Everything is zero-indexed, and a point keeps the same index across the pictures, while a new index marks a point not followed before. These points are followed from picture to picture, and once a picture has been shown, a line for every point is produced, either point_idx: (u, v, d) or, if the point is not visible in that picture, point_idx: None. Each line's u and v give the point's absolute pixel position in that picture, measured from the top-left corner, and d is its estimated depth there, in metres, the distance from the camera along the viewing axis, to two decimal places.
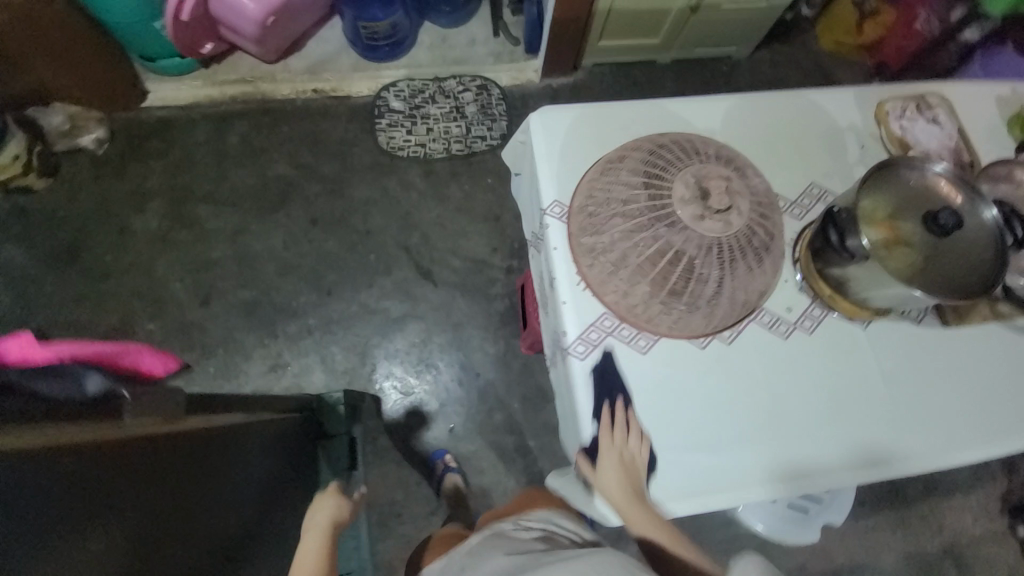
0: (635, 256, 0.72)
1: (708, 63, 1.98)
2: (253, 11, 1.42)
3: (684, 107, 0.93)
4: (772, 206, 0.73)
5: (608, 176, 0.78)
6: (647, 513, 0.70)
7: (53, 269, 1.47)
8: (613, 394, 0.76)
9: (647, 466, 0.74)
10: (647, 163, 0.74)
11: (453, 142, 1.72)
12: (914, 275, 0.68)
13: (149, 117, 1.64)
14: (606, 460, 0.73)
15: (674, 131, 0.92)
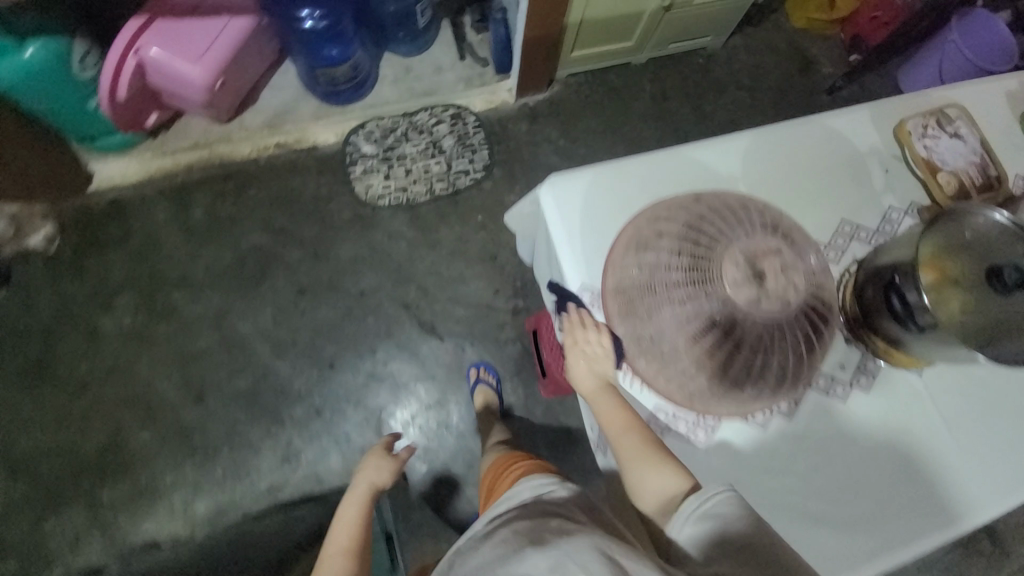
0: (690, 347, 0.67)
1: (683, 57, 1.88)
2: (199, 76, 1.26)
3: (698, 153, 0.85)
4: (826, 274, 0.71)
5: (642, 251, 0.72)
6: (612, 403, 0.74)
7: (25, 388, 1.35)
8: (567, 301, 0.80)
9: (615, 357, 0.75)
10: (684, 238, 0.69)
11: (436, 181, 1.63)
12: (981, 334, 0.65)
13: (100, 202, 1.50)
14: (572, 354, 0.77)
15: (693, 180, 0.84)
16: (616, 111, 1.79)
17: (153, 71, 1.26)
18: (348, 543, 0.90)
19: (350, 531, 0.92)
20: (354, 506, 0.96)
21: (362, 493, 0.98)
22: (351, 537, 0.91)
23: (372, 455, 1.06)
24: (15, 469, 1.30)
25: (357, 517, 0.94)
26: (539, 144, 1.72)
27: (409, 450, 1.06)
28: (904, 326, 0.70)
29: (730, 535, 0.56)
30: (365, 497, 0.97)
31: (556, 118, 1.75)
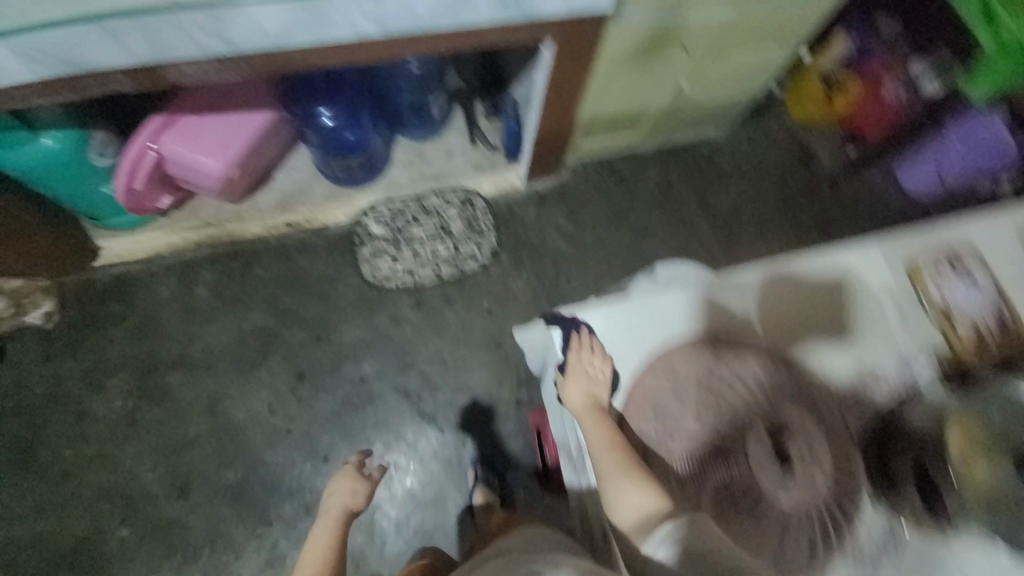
0: (723, 507, 0.78)
1: (688, 147, 1.92)
2: (215, 168, 1.29)
3: (713, 290, 0.87)
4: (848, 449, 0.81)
5: (664, 407, 0.83)
6: (600, 422, 0.82)
7: (4, 474, 1.29)
8: (577, 326, 0.86)
9: (611, 384, 0.84)
10: (709, 403, 0.82)
11: (443, 265, 1.63)
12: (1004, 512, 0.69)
13: (104, 277, 1.48)
14: (573, 371, 0.85)
15: (708, 320, 0.85)
16: (622, 198, 1.81)
17: (170, 163, 1.28)
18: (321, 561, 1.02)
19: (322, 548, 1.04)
20: (327, 527, 1.07)
21: (338, 511, 1.09)
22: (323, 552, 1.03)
23: (344, 474, 1.14)
24: None
25: (329, 540, 1.05)
26: (546, 230, 1.73)
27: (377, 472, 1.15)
28: (931, 508, 0.77)
29: (687, 548, 0.64)
30: (341, 516, 1.08)
31: (563, 204, 1.77)
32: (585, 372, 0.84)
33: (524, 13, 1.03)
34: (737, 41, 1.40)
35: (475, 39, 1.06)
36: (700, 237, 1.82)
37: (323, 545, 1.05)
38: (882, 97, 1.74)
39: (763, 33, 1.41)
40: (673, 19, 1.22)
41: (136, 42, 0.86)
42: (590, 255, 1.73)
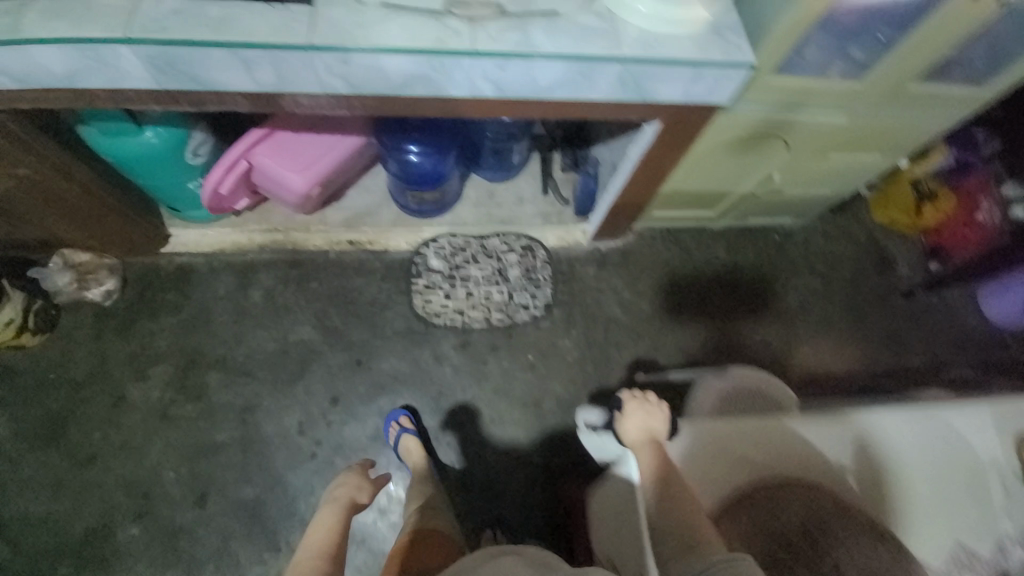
0: None
1: (761, 231, 1.85)
2: (299, 184, 1.30)
3: (821, 429, 0.92)
4: None
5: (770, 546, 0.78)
6: (657, 458, 0.88)
7: (33, 447, 1.28)
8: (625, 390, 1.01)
9: (670, 422, 0.93)
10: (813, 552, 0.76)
11: (494, 310, 1.60)
12: None
13: (168, 264, 1.51)
14: (630, 408, 0.94)
15: (816, 457, 0.91)
16: (684, 272, 1.76)
17: (258, 173, 1.29)
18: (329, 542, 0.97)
19: (326, 532, 0.99)
20: (333, 513, 1.04)
21: (341, 505, 1.08)
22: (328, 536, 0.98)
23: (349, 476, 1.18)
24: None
25: (336, 521, 1.03)
26: (602, 292, 1.69)
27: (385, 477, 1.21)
28: None
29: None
30: (342, 510, 1.06)
31: (624, 268, 1.73)
32: (644, 409, 0.94)
33: (639, 95, 1.01)
34: (840, 144, 1.35)
35: (584, 110, 1.05)
36: (761, 327, 1.74)
37: (331, 521, 1.03)
38: (976, 217, 1.67)
39: (869, 140, 1.36)
40: (784, 116, 1.18)
41: (265, 67, 0.86)
42: (643, 326, 1.68)
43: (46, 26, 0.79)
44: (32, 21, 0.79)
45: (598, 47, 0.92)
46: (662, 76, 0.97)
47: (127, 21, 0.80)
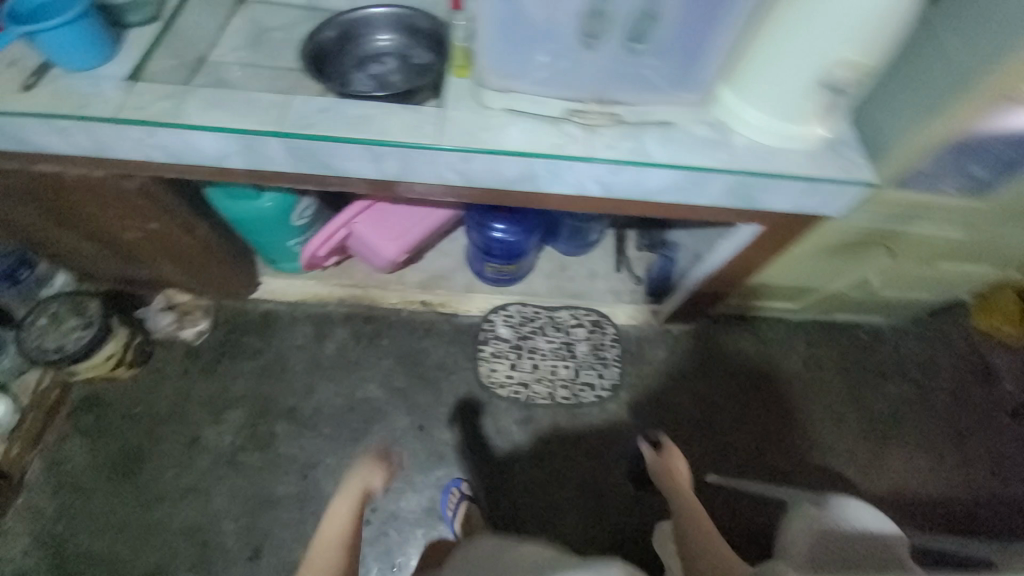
0: None
1: (846, 328, 1.75)
2: (389, 252, 1.35)
3: None
4: None
5: None
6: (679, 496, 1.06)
7: (106, 481, 1.32)
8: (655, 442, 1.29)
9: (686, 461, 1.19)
10: None
11: (559, 386, 1.57)
12: None
13: (255, 310, 1.59)
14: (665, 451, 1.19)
15: None
16: (759, 365, 1.67)
17: (354, 238, 1.36)
18: (343, 541, 0.95)
19: (341, 529, 0.96)
20: (348, 507, 0.99)
21: (353, 497, 1.01)
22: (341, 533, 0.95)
23: (361, 463, 1.06)
24: (55, 568, 1.23)
25: (348, 515, 0.99)
26: (672, 376, 1.63)
27: (394, 458, 1.10)
28: None
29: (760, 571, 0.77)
30: (356, 502, 1.00)
31: (694, 353, 1.67)
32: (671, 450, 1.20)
33: (745, 203, 0.99)
34: (948, 253, 1.27)
35: (685, 213, 1.04)
36: (843, 434, 1.61)
37: (342, 521, 0.98)
38: None
39: (982, 251, 1.27)
40: (893, 228, 1.13)
41: (387, 156, 0.91)
42: (711, 419, 1.60)
43: (204, 114, 0.86)
44: (191, 106, 0.87)
45: (705, 159, 0.92)
46: (774, 188, 0.95)
47: (276, 113, 0.88)
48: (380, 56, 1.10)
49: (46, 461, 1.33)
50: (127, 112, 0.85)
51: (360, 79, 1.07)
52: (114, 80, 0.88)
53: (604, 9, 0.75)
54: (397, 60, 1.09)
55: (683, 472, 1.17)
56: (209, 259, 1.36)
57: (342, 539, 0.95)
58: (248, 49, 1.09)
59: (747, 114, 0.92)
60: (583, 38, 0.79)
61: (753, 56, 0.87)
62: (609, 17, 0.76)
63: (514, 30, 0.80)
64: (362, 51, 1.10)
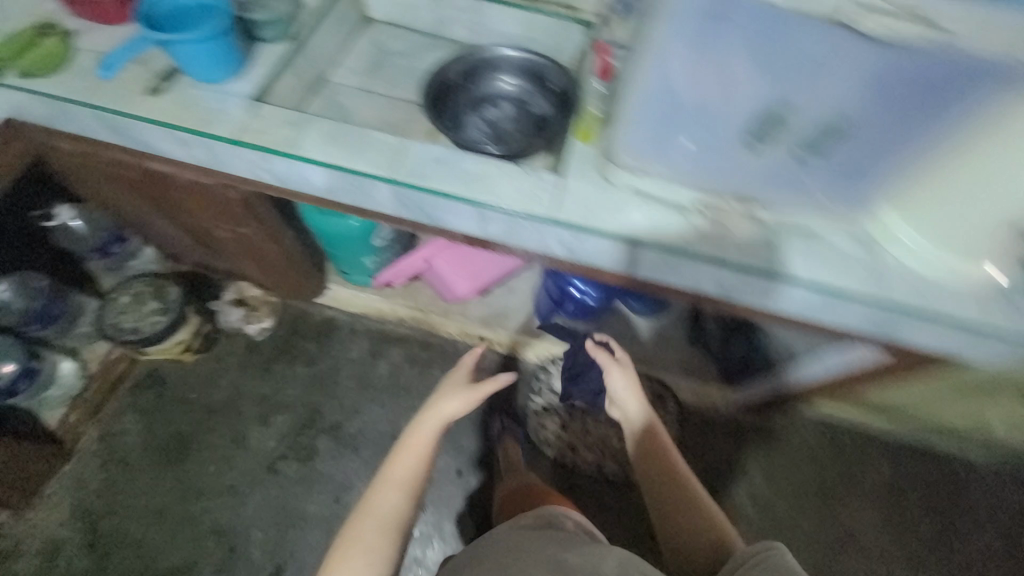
0: None
1: (939, 454, 1.55)
2: (463, 290, 1.32)
3: None
4: None
5: None
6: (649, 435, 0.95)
7: (153, 464, 1.34)
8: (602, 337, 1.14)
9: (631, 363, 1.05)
10: None
11: (609, 456, 1.46)
12: None
13: (318, 315, 1.59)
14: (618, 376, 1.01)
15: None
16: (831, 476, 1.51)
17: (430, 270, 1.34)
18: (410, 481, 0.85)
19: (416, 462, 0.87)
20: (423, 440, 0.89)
21: (433, 422, 0.90)
22: (416, 467, 0.87)
23: (451, 381, 0.96)
24: (92, 542, 1.25)
25: (427, 444, 0.89)
26: (731, 471, 1.50)
27: (493, 385, 0.93)
28: None
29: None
30: (436, 430, 0.90)
31: (759, 449, 1.53)
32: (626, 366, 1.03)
33: (880, 330, 0.87)
34: None
35: (803, 326, 0.93)
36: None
37: (419, 446, 0.88)
38: None
39: None
40: None
41: (493, 219, 0.85)
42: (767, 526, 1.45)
43: (320, 149, 0.83)
44: (308, 138, 0.84)
45: (849, 282, 0.80)
46: (919, 325, 0.83)
47: (392, 158, 0.84)
48: (498, 99, 1.04)
49: (102, 431, 1.36)
50: (246, 137, 0.83)
51: (474, 120, 1.02)
52: (240, 100, 0.87)
53: (785, 114, 0.65)
54: (515, 106, 1.03)
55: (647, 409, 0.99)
56: (287, 264, 1.36)
57: (409, 478, 0.85)
58: (367, 79, 1.07)
59: (895, 227, 0.77)
60: (748, 138, 0.69)
61: (922, 189, 0.69)
62: (789, 123, 0.65)
63: (665, 109, 0.70)
64: (480, 91, 1.05)
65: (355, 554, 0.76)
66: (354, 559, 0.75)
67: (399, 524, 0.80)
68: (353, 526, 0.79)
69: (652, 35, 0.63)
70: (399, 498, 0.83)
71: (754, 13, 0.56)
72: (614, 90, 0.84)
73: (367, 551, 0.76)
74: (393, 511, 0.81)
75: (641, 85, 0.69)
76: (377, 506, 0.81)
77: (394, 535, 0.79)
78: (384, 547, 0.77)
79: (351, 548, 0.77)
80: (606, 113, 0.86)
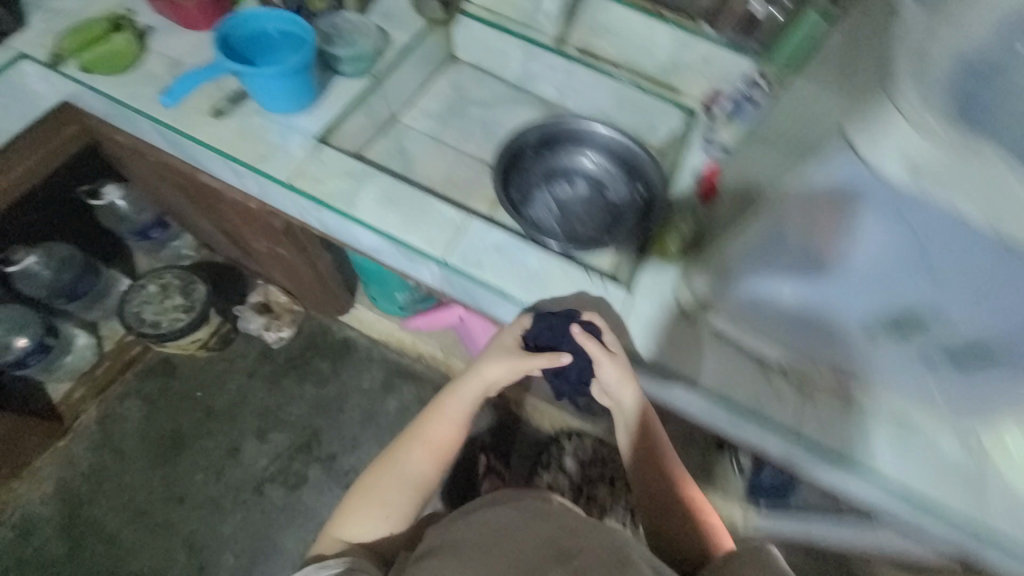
0: None
1: None
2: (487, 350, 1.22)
3: None
4: None
5: None
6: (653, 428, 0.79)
7: (143, 457, 1.30)
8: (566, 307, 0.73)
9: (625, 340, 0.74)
10: None
11: None
12: None
13: (338, 333, 1.52)
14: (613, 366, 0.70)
15: None
16: None
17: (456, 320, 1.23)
18: (440, 451, 0.82)
19: (445, 438, 0.82)
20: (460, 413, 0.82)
21: (469, 394, 0.82)
22: (441, 443, 0.82)
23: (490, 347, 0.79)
24: (67, 527, 1.22)
25: (461, 418, 0.83)
26: None
27: (537, 361, 0.74)
28: None
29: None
30: (471, 402, 0.82)
31: None
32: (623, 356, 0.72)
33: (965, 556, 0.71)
34: None
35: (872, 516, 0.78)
36: None
37: (454, 416, 0.83)
38: None
39: None
40: None
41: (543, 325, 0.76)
42: None
43: (375, 212, 0.77)
44: (364, 197, 0.77)
45: (952, 498, 0.67)
46: None
47: (449, 237, 0.76)
48: (574, 176, 0.95)
49: (102, 412, 1.33)
50: (299, 183, 0.78)
51: (543, 196, 0.93)
52: (302, 140, 0.81)
53: (924, 314, 0.59)
54: (591, 186, 0.94)
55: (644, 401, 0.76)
56: (317, 284, 1.30)
57: (437, 448, 0.82)
58: (440, 126, 1.00)
59: (1011, 442, 0.67)
60: (872, 325, 0.62)
61: None
62: (930, 326, 0.59)
63: (781, 281, 0.63)
64: (556, 163, 0.96)
65: (375, 508, 0.79)
66: (374, 512, 0.79)
67: (423, 487, 0.81)
68: (376, 473, 0.82)
69: (798, 197, 0.55)
70: (427, 467, 0.81)
71: (932, 219, 0.48)
72: (714, 218, 0.74)
73: (386, 507, 0.79)
74: (418, 477, 0.81)
75: (766, 238, 0.61)
76: (401, 465, 0.81)
77: (415, 497, 0.81)
78: (406, 507, 0.80)
79: (371, 496, 0.80)
80: (696, 238, 0.76)
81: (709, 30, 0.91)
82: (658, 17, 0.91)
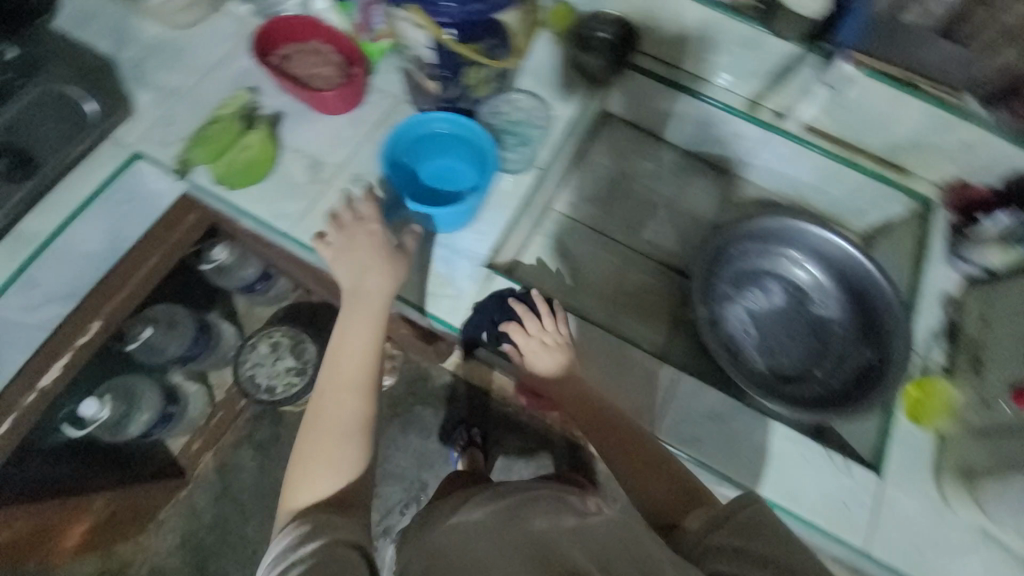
0: None
1: None
2: None
3: None
4: None
5: None
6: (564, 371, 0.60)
7: (262, 509, 1.32)
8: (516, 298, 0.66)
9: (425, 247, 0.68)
10: None
11: None
12: None
13: (439, 379, 1.44)
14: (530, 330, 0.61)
15: None
16: None
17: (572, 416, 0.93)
18: (366, 376, 0.62)
19: (357, 363, 0.62)
20: (369, 334, 0.62)
21: (367, 308, 0.63)
22: (359, 370, 0.61)
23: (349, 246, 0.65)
24: None
25: (368, 338, 0.63)
26: None
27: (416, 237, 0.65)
28: None
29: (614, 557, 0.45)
30: (373, 317, 0.63)
31: None
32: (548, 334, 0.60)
33: None
34: None
35: None
36: None
37: (363, 342, 0.62)
38: None
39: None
40: None
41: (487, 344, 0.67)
42: None
43: None
44: None
45: None
46: None
47: (657, 401, 0.66)
48: (769, 284, 0.80)
49: (219, 462, 1.33)
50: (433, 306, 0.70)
51: (736, 312, 0.79)
52: (471, 269, 0.70)
53: None
54: (790, 298, 0.80)
55: (551, 344, 0.60)
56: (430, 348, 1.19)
57: (359, 375, 0.62)
58: (603, 213, 0.87)
59: None
60: None
61: None
62: None
63: None
64: (746, 265, 0.81)
65: (321, 472, 0.57)
66: (324, 477, 0.57)
67: (368, 428, 0.60)
68: (304, 443, 0.59)
69: None
70: (359, 402, 0.60)
71: None
72: (1013, 412, 0.61)
73: (333, 464, 0.57)
74: (360, 418, 0.60)
75: None
76: (323, 418, 0.59)
77: (353, 441, 0.59)
78: (358, 453, 0.58)
79: (305, 464, 0.57)
80: (989, 425, 0.63)
81: (971, 106, 0.69)
82: (909, 89, 0.70)
